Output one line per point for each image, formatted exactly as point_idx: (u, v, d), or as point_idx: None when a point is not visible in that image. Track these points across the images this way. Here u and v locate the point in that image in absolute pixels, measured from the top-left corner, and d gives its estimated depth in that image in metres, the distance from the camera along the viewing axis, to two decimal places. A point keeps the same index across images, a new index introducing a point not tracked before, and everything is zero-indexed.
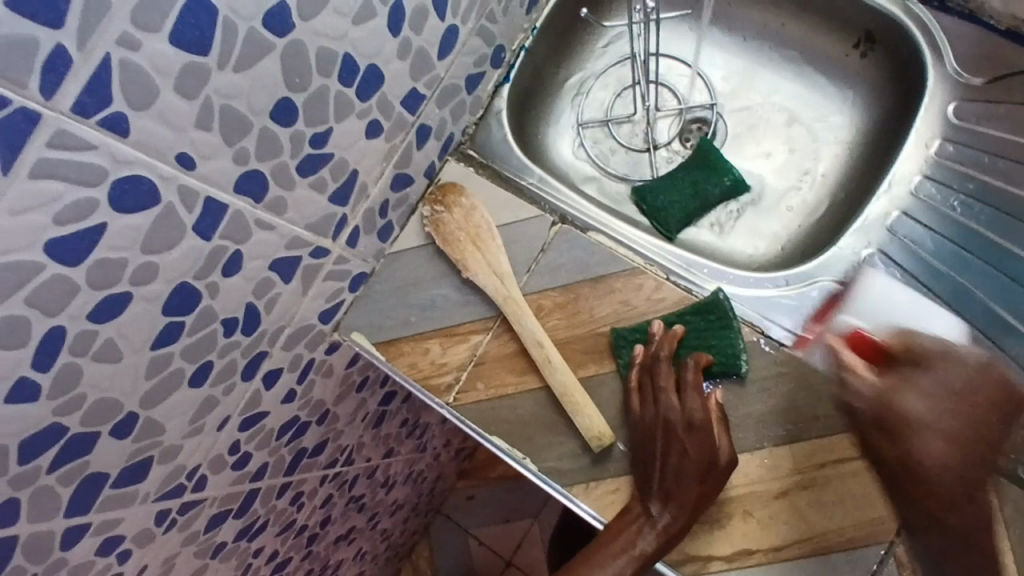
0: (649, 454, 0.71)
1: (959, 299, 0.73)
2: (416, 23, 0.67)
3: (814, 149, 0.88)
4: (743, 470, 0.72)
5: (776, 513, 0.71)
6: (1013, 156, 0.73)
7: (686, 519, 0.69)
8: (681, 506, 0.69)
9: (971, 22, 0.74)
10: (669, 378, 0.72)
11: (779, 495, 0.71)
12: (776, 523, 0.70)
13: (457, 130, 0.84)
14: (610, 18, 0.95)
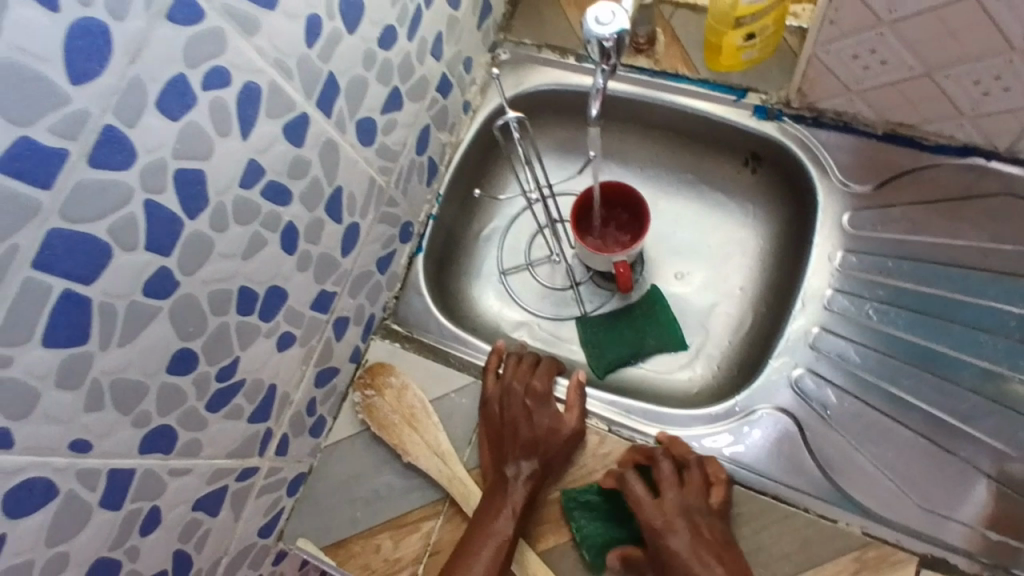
0: (496, 498, 0.72)
1: (895, 406, 0.73)
2: (312, 235, 0.67)
3: (728, 264, 0.90)
4: None
5: None
6: (914, 255, 0.76)
7: (502, 559, 0.69)
8: (500, 543, 0.69)
9: (847, 131, 0.79)
10: (538, 428, 0.75)
11: None
12: None
13: (376, 310, 0.83)
14: (501, 177, 0.97)
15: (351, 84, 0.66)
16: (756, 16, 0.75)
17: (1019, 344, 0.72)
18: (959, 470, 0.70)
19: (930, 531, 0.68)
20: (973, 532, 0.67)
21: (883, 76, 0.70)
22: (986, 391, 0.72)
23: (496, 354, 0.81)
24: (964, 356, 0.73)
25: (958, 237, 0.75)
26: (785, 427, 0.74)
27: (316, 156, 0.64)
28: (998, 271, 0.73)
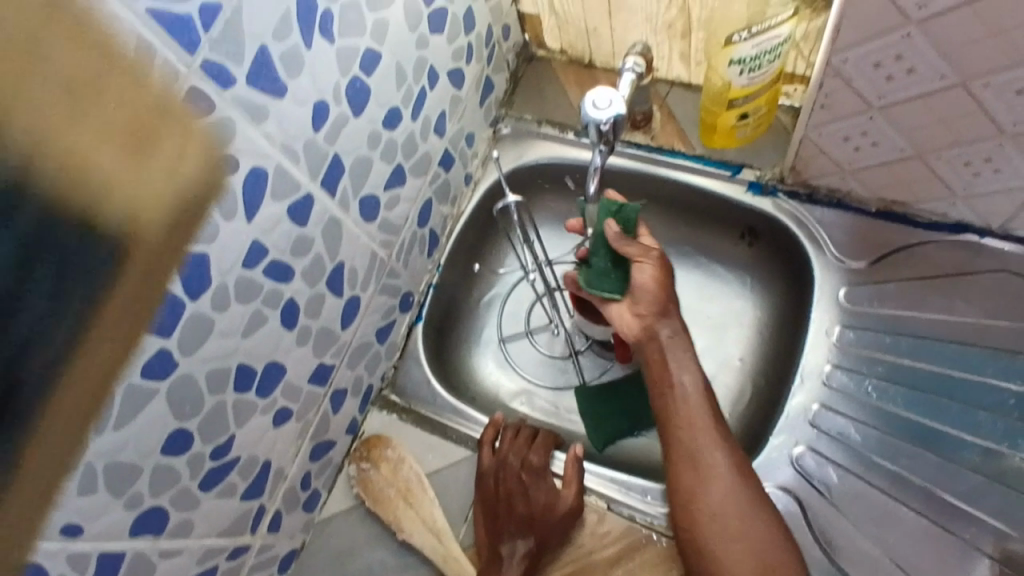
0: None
1: (897, 486, 0.72)
2: (312, 310, 0.68)
3: (728, 335, 0.90)
4: None
5: None
6: (912, 331, 0.76)
7: None
8: None
9: (842, 209, 0.80)
10: (535, 503, 0.74)
11: None
12: None
13: (375, 380, 0.83)
14: (502, 246, 0.98)
15: (354, 164, 0.68)
16: (748, 98, 0.76)
17: (1019, 424, 0.71)
18: (965, 554, 0.68)
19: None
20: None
21: (875, 158, 0.72)
22: (990, 473, 0.70)
23: (493, 427, 0.80)
24: (966, 435, 0.72)
25: (954, 314, 0.75)
26: (788, 507, 0.73)
27: (315, 232, 0.65)
28: (996, 348, 0.73)
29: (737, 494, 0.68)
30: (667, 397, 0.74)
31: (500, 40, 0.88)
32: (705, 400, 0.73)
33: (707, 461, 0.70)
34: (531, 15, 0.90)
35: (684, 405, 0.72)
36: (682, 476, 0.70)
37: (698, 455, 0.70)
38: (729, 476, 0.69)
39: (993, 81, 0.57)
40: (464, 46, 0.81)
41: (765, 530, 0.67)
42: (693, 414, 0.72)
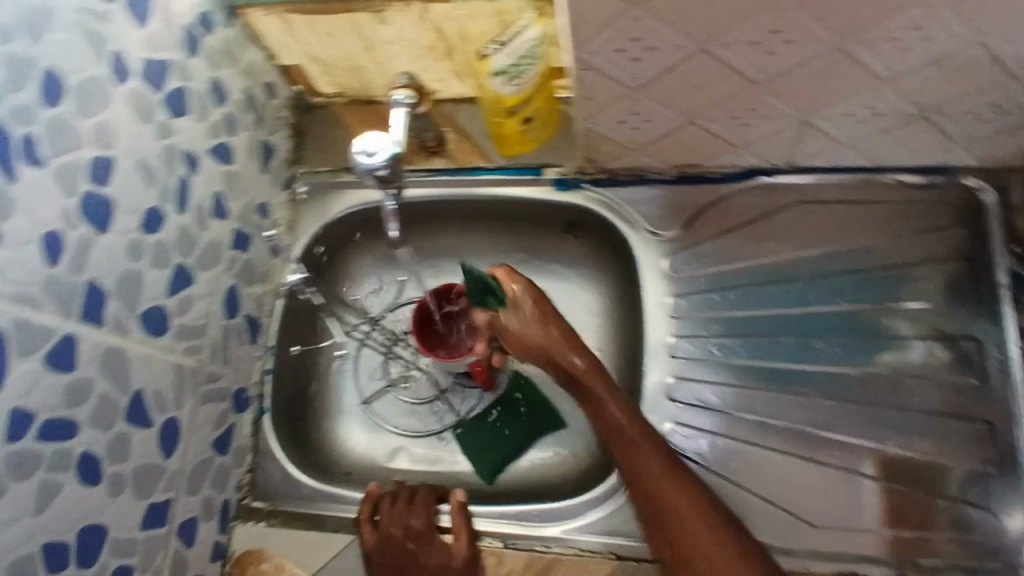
0: None
1: (762, 435, 0.74)
2: (114, 452, 0.63)
3: (581, 330, 0.89)
4: None
5: None
6: (736, 283, 0.79)
7: None
8: None
9: (645, 183, 0.81)
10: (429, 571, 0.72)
11: None
12: None
13: (230, 493, 0.77)
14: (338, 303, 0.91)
15: (121, 283, 0.63)
16: (524, 102, 0.76)
17: (855, 341, 0.76)
18: (846, 480, 0.71)
19: (841, 549, 0.69)
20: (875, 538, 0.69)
21: (654, 132, 0.72)
22: (843, 396, 0.74)
23: (371, 501, 0.75)
24: (807, 366, 0.76)
25: (774, 254, 0.78)
26: None
27: (95, 370, 0.60)
28: (812, 278, 0.77)
29: (676, 497, 0.66)
30: (606, 415, 0.70)
31: (265, 101, 0.83)
32: (627, 412, 0.70)
33: (654, 480, 0.67)
34: (292, 66, 0.85)
35: (616, 425, 0.69)
36: (646, 491, 0.67)
37: (629, 470, 0.68)
38: (662, 477, 0.67)
39: (729, 40, 0.58)
40: (219, 119, 0.76)
41: (714, 536, 0.64)
42: (618, 423, 0.69)
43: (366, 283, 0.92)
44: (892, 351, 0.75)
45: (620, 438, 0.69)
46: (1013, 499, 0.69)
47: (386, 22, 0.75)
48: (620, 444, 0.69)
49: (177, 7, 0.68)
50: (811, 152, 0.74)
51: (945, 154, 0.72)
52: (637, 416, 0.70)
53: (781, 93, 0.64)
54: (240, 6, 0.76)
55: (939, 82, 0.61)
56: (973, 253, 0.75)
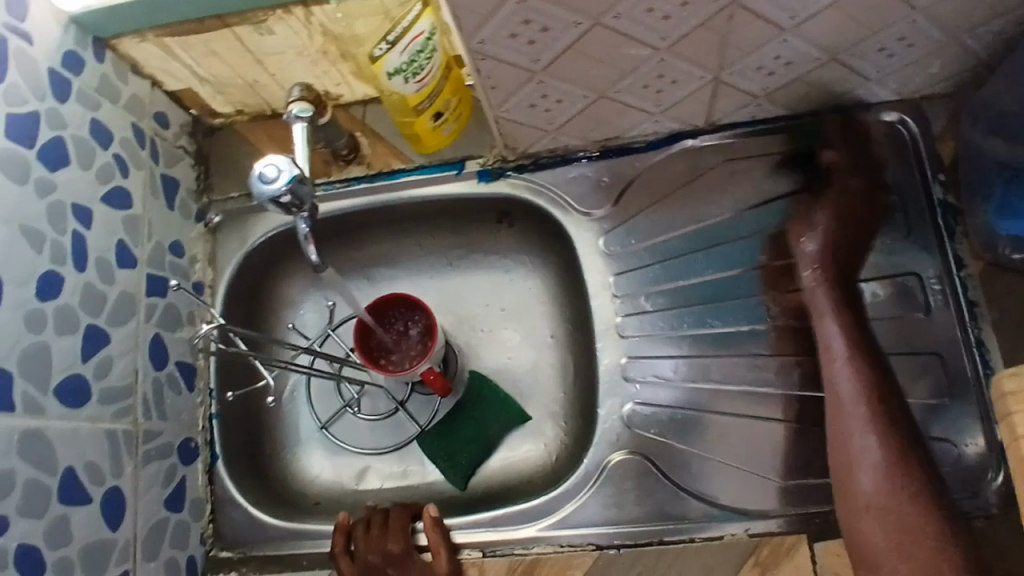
0: None
1: (723, 404, 0.73)
2: (55, 539, 0.59)
3: (531, 320, 0.87)
4: None
5: None
6: (675, 252, 0.77)
7: None
8: None
9: (569, 163, 0.79)
10: None
11: None
12: None
13: (193, 548, 0.75)
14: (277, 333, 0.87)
15: (27, 359, 0.59)
16: (431, 97, 0.71)
17: (801, 292, 0.75)
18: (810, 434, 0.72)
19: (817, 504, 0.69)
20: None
21: (568, 110, 0.70)
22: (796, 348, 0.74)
23: (343, 532, 0.73)
24: (758, 325, 0.74)
25: (710, 217, 0.77)
26: (639, 467, 0.72)
27: (14, 459, 0.57)
28: (751, 234, 0.76)
29: (894, 493, 0.61)
30: (855, 421, 0.64)
31: (158, 132, 0.78)
32: (862, 376, 0.66)
33: (865, 482, 0.62)
34: (181, 90, 0.79)
35: (859, 450, 0.63)
36: (889, 466, 0.62)
37: (845, 443, 0.64)
38: (885, 485, 0.61)
39: (622, 11, 0.55)
40: (107, 162, 0.70)
41: (886, 529, 0.59)
42: (848, 392, 0.65)
43: (303, 308, 0.88)
44: None
45: (863, 406, 0.64)
46: (970, 425, 0.70)
47: (271, 33, 0.70)
48: (875, 404, 0.64)
49: (34, 52, 0.63)
50: (729, 108, 0.72)
51: (862, 90, 0.71)
52: (887, 397, 0.65)
53: (685, 55, 0.62)
54: (108, 37, 0.70)
55: (840, 23, 0.59)
56: (903, 188, 0.75)
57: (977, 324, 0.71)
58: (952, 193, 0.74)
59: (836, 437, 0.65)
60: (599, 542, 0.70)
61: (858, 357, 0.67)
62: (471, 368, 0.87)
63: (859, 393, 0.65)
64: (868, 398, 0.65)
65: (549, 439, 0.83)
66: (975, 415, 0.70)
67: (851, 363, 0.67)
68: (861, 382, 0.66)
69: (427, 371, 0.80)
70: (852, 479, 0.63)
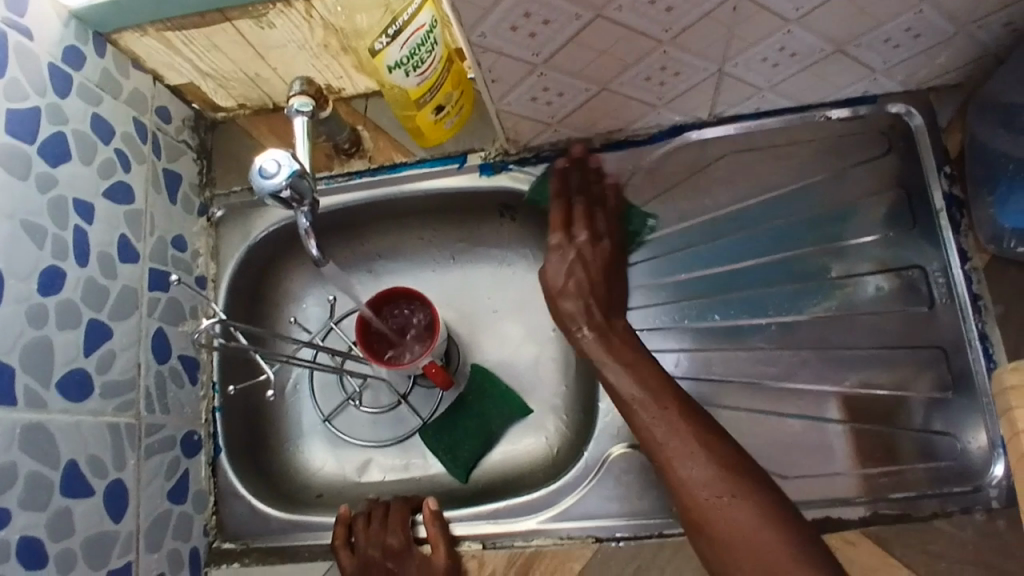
0: None
1: (725, 398, 0.73)
2: (57, 531, 0.60)
3: (534, 313, 0.87)
4: None
5: None
6: (678, 246, 0.77)
7: None
8: None
9: (572, 156, 0.78)
10: None
11: None
12: None
13: (196, 540, 0.76)
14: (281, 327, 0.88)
15: (29, 353, 0.59)
16: (432, 90, 0.71)
17: (804, 286, 0.75)
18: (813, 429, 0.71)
19: (820, 498, 0.69)
20: (853, 480, 0.69)
21: (571, 103, 0.69)
22: (798, 343, 0.74)
23: (344, 524, 0.74)
24: (757, 319, 0.75)
25: (714, 210, 0.76)
26: (641, 462, 0.71)
27: (15, 453, 0.57)
28: (753, 227, 0.76)
29: (691, 452, 0.61)
30: (649, 421, 0.64)
31: (160, 127, 0.78)
32: (637, 376, 0.67)
33: (689, 487, 0.60)
34: (183, 84, 0.80)
35: (652, 423, 0.64)
36: (678, 454, 0.62)
37: (646, 440, 0.64)
38: (707, 480, 0.60)
39: (625, 2, 0.54)
40: (109, 156, 0.70)
41: (731, 509, 0.58)
42: (630, 396, 0.66)
43: (305, 302, 0.88)
44: (847, 290, 0.74)
45: (668, 402, 0.64)
46: (974, 420, 0.70)
47: (272, 26, 0.70)
48: (670, 403, 0.64)
49: (35, 47, 0.63)
50: (733, 101, 0.72)
51: (868, 82, 0.70)
52: (662, 383, 0.66)
53: (689, 47, 0.61)
54: (110, 32, 0.70)
55: (845, 15, 0.58)
56: (908, 181, 0.74)
57: (981, 317, 0.71)
58: (959, 185, 0.74)
59: (649, 428, 0.64)
60: (599, 535, 0.70)
61: (642, 365, 0.68)
62: (474, 361, 0.87)
63: (637, 390, 0.66)
64: (660, 387, 0.66)
65: (551, 431, 0.84)
66: (979, 410, 0.70)
67: (618, 361, 0.68)
68: (636, 383, 0.66)
69: (428, 364, 0.80)
70: (682, 483, 0.61)
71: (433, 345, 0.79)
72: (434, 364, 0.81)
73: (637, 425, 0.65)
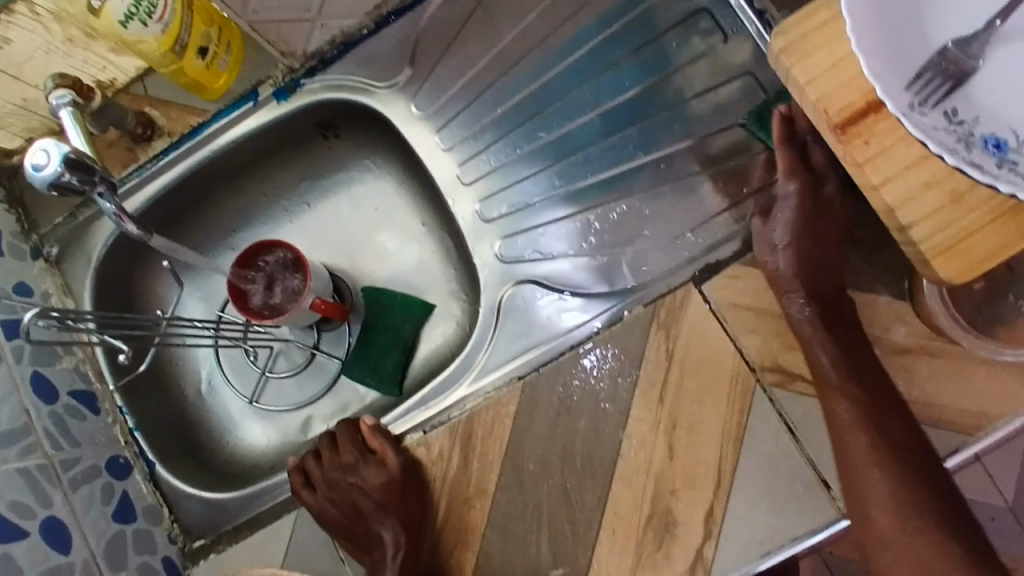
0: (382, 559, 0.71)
1: (577, 200, 0.75)
2: None
3: (398, 214, 0.87)
4: (639, 464, 0.66)
5: (693, 462, 0.65)
6: (483, 88, 0.77)
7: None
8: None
9: (352, 47, 0.77)
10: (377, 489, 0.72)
11: (671, 453, 0.66)
12: (698, 467, 0.65)
13: (165, 549, 0.76)
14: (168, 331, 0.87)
15: None
16: (184, 31, 0.69)
17: (611, 73, 0.75)
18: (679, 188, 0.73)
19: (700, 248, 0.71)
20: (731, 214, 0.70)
21: None
22: (621, 126, 0.75)
23: (299, 471, 0.76)
24: (580, 118, 0.76)
25: (502, 40, 0.76)
26: (529, 291, 0.74)
27: None
28: (541, 42, 0.76)
29: (897, 444, 0.59)
30: (855, 409, 0.60)
31: None
32: (841, 371, 0.61)
33: (882, 495, 0.58)
34: None
35: (850, 404, 0.60)
36: (885, 435, 0.59)
37: (842, 423, 0.60)
38: (900, 501, 0.57)
39: None
40: None
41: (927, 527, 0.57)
42: (848, 402, 0.60)
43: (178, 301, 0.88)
44: (649, 56, 0.74)
45: (859, 427, 0.60)
46: None
47: (9, 41, 0.64)
48: (860, 419, 0.60)
49: None
50: None
51: None
52: (875, 419, 0.60)
53: None
54: None
55: None
56: None
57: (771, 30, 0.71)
58: None
59: (858, 427, 0.60)
60: (520, 375, 0.72)
61: (858, 355, 0.62)
62: (362, 286, 0.86)
63: (838, 378, 0.61)
64: (870, 394, 0.60)
65: (460, 316, 0.84)
66: None
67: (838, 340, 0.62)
68: (852, 401, 0.60)
69: (317, 301, 0.79)
70: (869, 489, 0.58)
71: (310, 278, 0.79)
72: (324, 302, 0.80)
73: (840, 420, 0.61)
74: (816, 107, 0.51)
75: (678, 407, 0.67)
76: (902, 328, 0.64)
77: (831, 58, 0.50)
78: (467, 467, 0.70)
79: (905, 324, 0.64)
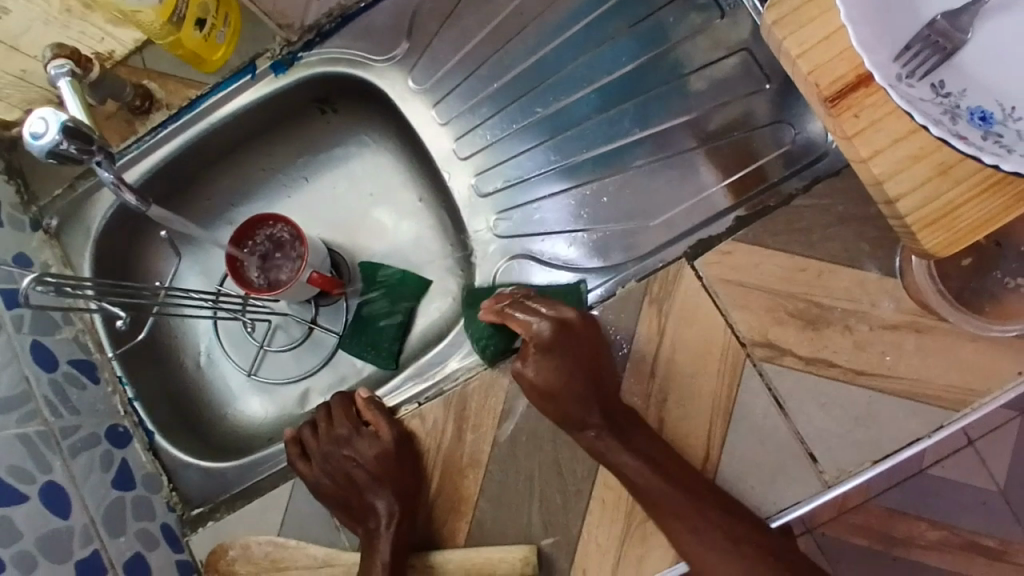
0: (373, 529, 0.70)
1: (572, 175, 0.76)
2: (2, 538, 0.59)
3: (394, 190, 0.88)
4: None
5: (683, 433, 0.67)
6: (479, 63, 0.78)
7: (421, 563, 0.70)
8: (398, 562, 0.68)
9: (348, 20, 0.78)
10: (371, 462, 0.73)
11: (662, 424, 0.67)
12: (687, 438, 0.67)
13: (163, 516, 0.77)
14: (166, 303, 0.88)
15: None
16: (182, 6, 0.68)
17: (609, 49, 0.75)
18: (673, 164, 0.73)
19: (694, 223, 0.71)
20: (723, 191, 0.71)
21: None
22: (618, 102, 0.75)
23: (297, 443, 0.76)
24: (577, 93, 0.76)
25: (499, 15, 0.77)
26: (526, 264, 0.76)
27: None
28: (538, 18, 0.76)
29: (695, 498, 0.63)
30: (652, 495, 0.63)
31: None
32: (644, 469, 0.63)
33: (693, 541, 0.63)
34: None
35: (647, 489, 0.63)
36: (676, 473, 0.63)
37: (638, 491, 0.64)
38: (710, 536, 0.62)
39: None
40: None
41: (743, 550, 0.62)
42: (641, 477, 0.63)
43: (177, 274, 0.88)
44: (648, 31, 0.74)
45: (657, 494, 0.63)
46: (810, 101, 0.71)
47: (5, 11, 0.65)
48: (665, 479, 0.63)
49: None
50: None
51: None
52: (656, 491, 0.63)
53: None
54: None
55: None
56: None
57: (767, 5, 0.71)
58: None
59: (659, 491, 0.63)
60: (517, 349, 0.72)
61: (631, 427, 0.65)
62: (360, 261, 0.87)
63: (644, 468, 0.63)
64: (656, 469, 0.63)
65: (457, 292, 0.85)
66: None
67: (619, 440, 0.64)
68: (649, 472, 0.63)
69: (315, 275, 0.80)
70: (681, 538, 0.63)
71: (309, 255, 0.79)
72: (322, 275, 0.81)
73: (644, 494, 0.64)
74: (808, 80, 0.51)
75: (671, 380, 0.68)
76: (891, 304, 0.65)
77: (820, 31, 0.51)
78: (462, 439, 0.71)
79: (894, 300, 0.65)
